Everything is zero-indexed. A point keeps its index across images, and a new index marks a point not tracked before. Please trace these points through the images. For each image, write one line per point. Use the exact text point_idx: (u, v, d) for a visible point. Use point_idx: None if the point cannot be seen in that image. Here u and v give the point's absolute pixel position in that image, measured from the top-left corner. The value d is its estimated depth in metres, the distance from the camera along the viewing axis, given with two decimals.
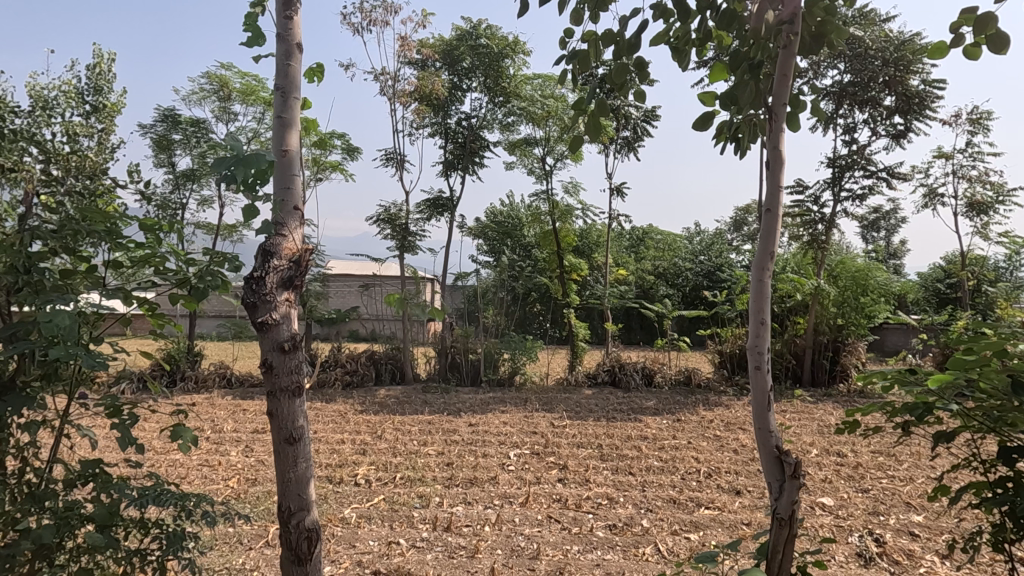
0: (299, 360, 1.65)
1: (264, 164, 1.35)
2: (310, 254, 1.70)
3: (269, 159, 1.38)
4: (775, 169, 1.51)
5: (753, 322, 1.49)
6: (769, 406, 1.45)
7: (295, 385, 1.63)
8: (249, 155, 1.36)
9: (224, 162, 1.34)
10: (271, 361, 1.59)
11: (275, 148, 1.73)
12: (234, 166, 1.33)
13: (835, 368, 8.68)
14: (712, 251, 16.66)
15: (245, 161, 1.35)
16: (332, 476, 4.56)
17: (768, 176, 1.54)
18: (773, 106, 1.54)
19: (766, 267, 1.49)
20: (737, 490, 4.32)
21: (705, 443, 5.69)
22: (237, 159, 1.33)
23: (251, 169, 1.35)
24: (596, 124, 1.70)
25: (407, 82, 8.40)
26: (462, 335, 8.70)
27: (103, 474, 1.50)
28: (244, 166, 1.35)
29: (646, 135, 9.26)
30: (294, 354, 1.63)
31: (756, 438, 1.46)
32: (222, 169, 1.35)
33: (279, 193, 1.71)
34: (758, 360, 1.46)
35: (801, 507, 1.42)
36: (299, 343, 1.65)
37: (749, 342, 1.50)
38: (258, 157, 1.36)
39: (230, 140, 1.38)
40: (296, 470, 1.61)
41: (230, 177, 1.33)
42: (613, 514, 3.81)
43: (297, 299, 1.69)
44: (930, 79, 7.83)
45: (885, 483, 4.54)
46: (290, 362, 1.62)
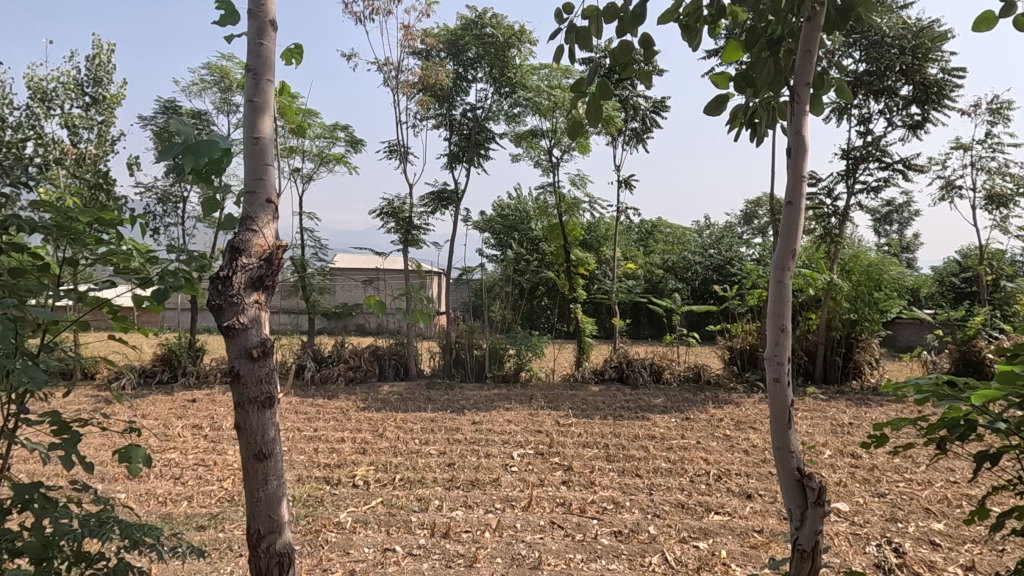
0: (271, 368, 1.51)
1: (217, 152, 1.22)
2: (282, 251, 1.55)
3: (224, 146, 1.25)
4: (796, 156, 1.35)
5: (771, 328, 1.33)
6: (789, 423, 1.29)
7: (267, 397, 1.49)
8: (201, 143, 1.22)
9: (172, 150, 1.21)
10: (238, 369, 1.45)
11: (246, 135, 1.59)
12: (183, 155, 1.19)
13: (848, 365, 8.48)
14: (721, 245, 16.45)
15: (195, 148, 1.22)
16: (330, 477, 4.43)
17: (788, 165, 1.37)
18: (794, 85, 1.37)
19: (787, 266, 1.33)
20: (748, 493, 4.17)
21: (715, 443, 5.54)
22: (186, 147, 1.19)
23: (203, 159, 1.21)
24: (595, 109, 1.56)
25: (410, 72, 8.24)
26: (467, 330, 8.55)
27: (40, 500, 1.38)
28: (195, 155, 1.21)
29: (655, 127, 9.06)
30: (265, 362, 1.49)
31: (775, 459, 1.30)
32: (170, 157, 1.21)
33: (251, 184, 1.57)
34: (778, 371, 1.30)
35: (824, 537, 1.27)
36: (270, 349, 1.51)
37: (767, 351, 1.34)
38: (210, 144, 1.22)
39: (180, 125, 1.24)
40: (267, 489, 1.48)
41: (179, 167, 1.19)
42: (619, 520, 3.66)
43: (268, 300, 1.55)
44: (949, 67, 7.60)
45: (903, 487, 4.36)
46: (260, 372, 1.48)
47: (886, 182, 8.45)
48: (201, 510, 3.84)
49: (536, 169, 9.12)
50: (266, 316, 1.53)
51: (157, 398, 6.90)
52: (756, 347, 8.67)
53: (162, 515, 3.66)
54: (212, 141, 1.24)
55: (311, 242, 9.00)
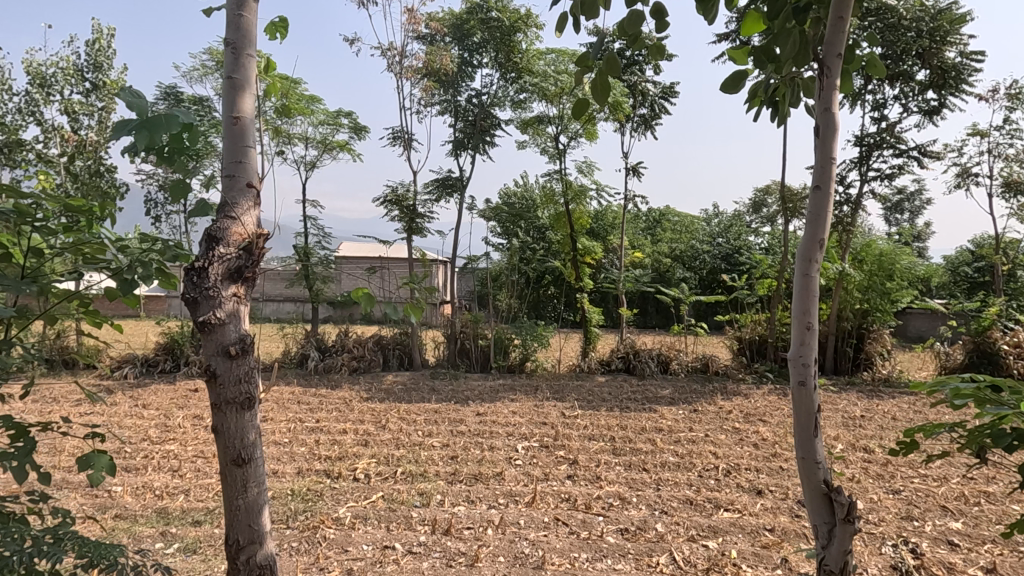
0: (253, 365, 1.41)
1: (177, 127, 1.10)
2: (263, 240, 1.43)
3: (185, 121, 1.14)
4: (825, 136, 1.21)
5: (797, 327, 1.21)
6: (814, 431, 1.17)
7: (248, 398, 1.38)
8: (158, 117, 1.11)
9: (126, 126, 1.09)
10: (215, 368, 1.35)
11: (225, 116, 1.47)
12: (138, 131, 1.08)
13: (859, 356, 8.33)
14: (730, 234, 16.27)
15: (152, 123, 1.10)
16: (330, 470, 4.34)
17: (817, 146, 1.24)
18: (822, 57, 1.23)
19: (814, 259, 1.20)
20: (758, 489, 4.06)
21: (724, 436, 5.43)
22: (141, 121, 1.08)
23: (162, 134, 1.10)
24: (601, 86, 1.43)
25: (415, 57, 8.09)
26: (472, 320, 8.45)
27: None
28: (152, 131, 1.10)
29: (664, 113, 8.88)
30: (244, 360, 1.38)
31: (800, 470, 1.18)
32: (126, 133, 1.10)
33: (229, 168, 1.46)
34: (803, 374, 1.18)
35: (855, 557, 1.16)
36: (250, 346, 1.40)
37: (791, 352, 1.22)
38: (170, 118, 1.11)
39: (136, 97, 1.13)
40: (246, 495, 1.38)
41: (134, 144, 1.08)
42: (624, 517, 3.56)
43: (248, 293, 1.44)
44: (968, 51, 7.39)
45: (918, 483, 4.24)
46: (241, 370, 1.37)
47: (900, 169, 8.26)
48: (197, 504, 3.75)
49: (543, 156, 8.97)
50: (246, 310, 1.42)
51: (159, 387, 6.85)
52: (765, 337, 8.55)
53: (158, 509, 3.58)
54: (172, 116, 1.13)
55: (314, 231, 8.91)
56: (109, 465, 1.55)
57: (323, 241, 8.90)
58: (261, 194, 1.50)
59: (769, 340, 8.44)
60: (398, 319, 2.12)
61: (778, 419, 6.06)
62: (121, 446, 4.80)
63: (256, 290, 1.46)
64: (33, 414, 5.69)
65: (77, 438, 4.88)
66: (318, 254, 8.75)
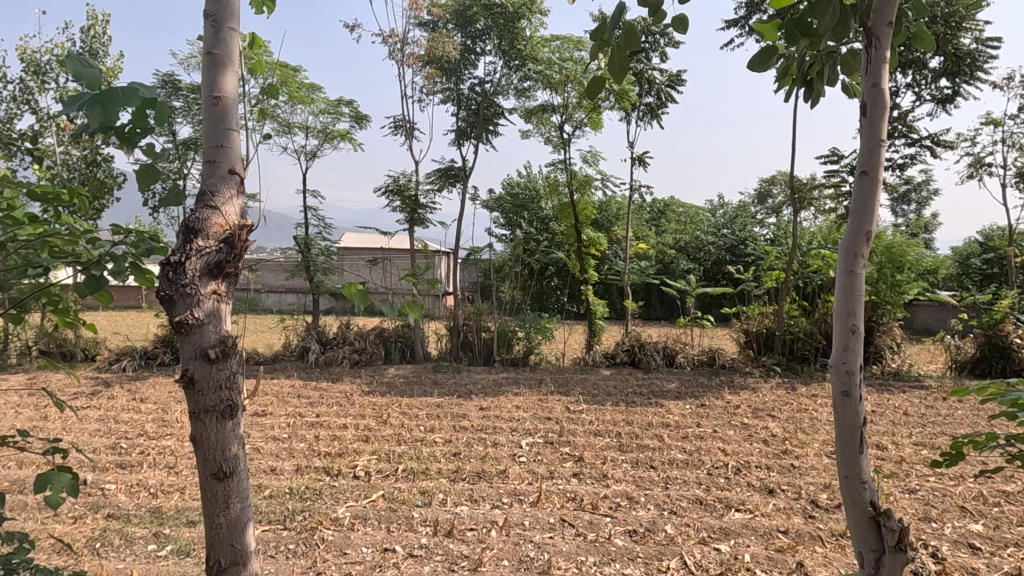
0: (235, 369, 1.29)
1: (134, 103, 1.00)
2: (247, 232, 1.31)
3: (146, 96, 1.04)
4: (874, 113, 1.08)
5: (840, 330, 1.09)
6: (861, 446, 1.06)
7: (231, 405, 1.26)
8: (113, 92, 1.00)
9: (77, 100, 0.99)
10: (193, 372, 1.23)
11: (204, 96, 1.34)
12: (90, 106, 0.98)
13: (868, 350, 8.20)
14: (735, 225, 16.07)
15: (105, 98, 1.00)
16: (330, 467, 4.24)
17: (864, 124, 1.11)
18: (870, 24, 1.09)
19: (861, 253, 1.08)
20: (770, 489, 3.96)
21: (732, 432, 5.31)
22: (93, 96, 0.98)
23: (117, 111, 1.00)
24: (620, 63, 1.33)
25: (416, 44, 7.92)
26: (475, 312, 8.31)
27: None
28: (106, 108, 1.00)
29: (671, 101, 8.71)
30: (226, 363, 1.26)
31: (844, 490, 1.08)
32: (77, 109, 1.00)
33: (209, 153, 1.34)
34: (848, 384, 1.06)
35: None
36: (232, 348, 1.28)
37: (833, 358, 1.10)
38: (127, 93, 1.00)
39: (88, 68, 1.03)
40: (228, 511, 1.26)
41: (87, 120, 0.98)
42: (633, 518, 3.44)
43: (230, 290, 1.31)
44: (984, 37, 7.20)
45: (934, 482, 4.12)
46: (223, 374, 1.26)
47: (912, 159, 8.08)
48: (193, 503, 3.64)
49: (547, 146, 8.82)
50: (228, 308, 1.30)
51: (157, 380, 6.75)
52: (773, 329, 8.43)
53: (151, 508, 3.48)
54: (130, 90, 1.03)
55: (315, 221, 8.80)
56: (70, 483, 1.51)
57: (324, 232, 8.77)
58: (246, 182, 1.38)
59: (777, 332, 8.32)
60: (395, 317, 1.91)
61: (787, 414, 5.94)
62: (117, 441, 4.71)
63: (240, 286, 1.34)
64: (29, 407, 5.60)
65: (72, 434, 4.79)
66: (319, 245, 8.62)
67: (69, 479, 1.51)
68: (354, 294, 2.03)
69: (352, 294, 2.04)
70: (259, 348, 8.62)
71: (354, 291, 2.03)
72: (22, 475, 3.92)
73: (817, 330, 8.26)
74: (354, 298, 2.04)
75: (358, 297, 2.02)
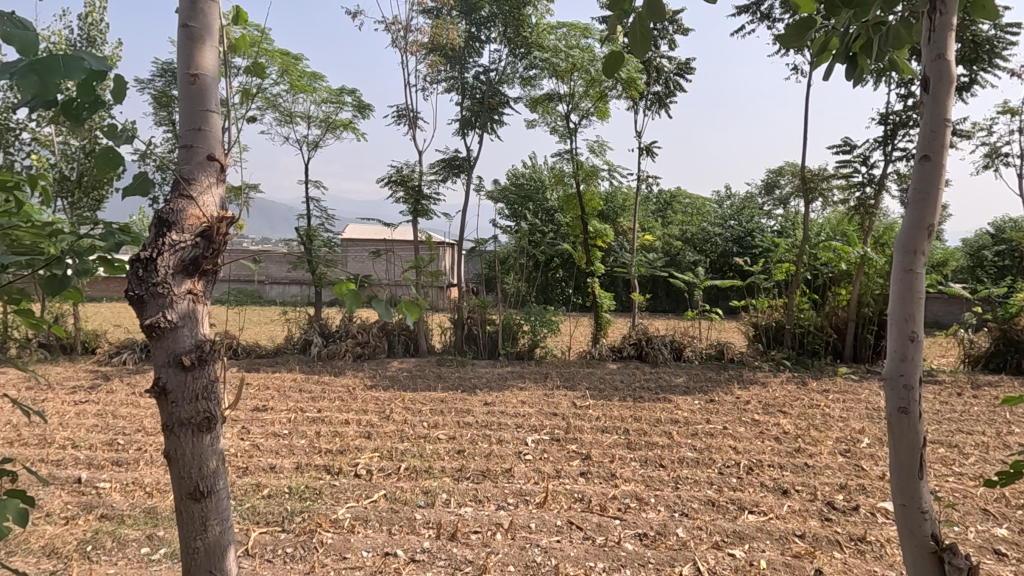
0: (215, 377, 1.18)
1: (77, 72, 0.93)
2: (227, 224, 1.18)
3: (92, 65, 0.96)
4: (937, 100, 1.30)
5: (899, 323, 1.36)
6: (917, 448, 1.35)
7: (210, 416, 1.15)
8: (53, 62, 0.93)
9: (11, 69, 0.92)
10: (166, 382, 1.11)
11: (180, 73, 1.21)
12: (26, 76, 0.90)
13: (880, 344, 8.04)
14: (741, 216, 15.86)
15: (46, 67, 0.93)
16: (331, 465, 4.13)
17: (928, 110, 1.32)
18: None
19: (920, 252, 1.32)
20: (784, 489, 3.83)
21: (743, 428, 5.19)
22: (29, 62, 0.90)
23: (57, 83, 0.92)
24: (642, 37, 1.26)
25: (420, 31, 7.75)
26: (480, 304, 8.17)
27: None
28: (44, 79, 0.92)
29: (679, 90, 8.54)
30: (207, 370, 1.15)
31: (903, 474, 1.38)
32: (11, 78, 0.93)
33: (186, 137, 1.21)
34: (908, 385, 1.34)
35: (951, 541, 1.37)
36: (210, 355, 1.16)
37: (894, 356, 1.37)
38: (70, 63, 0.93)
39: (26, 35, 0.96)
40: (208, 530, 1.16)
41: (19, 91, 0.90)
42: (643, 520, 3.32)
43: (208, 288, 1.19)
44: (1003, 23, 7.00)
45: (953, 482, 3.99)
46: (203, 383, 1.14)
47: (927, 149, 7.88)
48: None
49: (553, 136, 8.66)
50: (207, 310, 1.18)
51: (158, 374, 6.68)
52: (782, 322, 8.29)
53: (146, 509, 3.37)
54: (74, 59, 0.95)
55: (318, 213, 8.65)
56: (17, 511, 1.36)
57: (327, 223, 8.65)
58: (226, 169, 1.26)
59: (787, 326, 8.18)
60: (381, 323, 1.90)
61: (799, 410, 5.81)
62: (115, 437, 4.62)
63: (217, 285, 1.22)
64: (26, 401, 5.51)
65: (69, 430, 4.71)
66: (322, 236, 8.51)
67: (17, 506, 1.36)
68: (348, 295, 2.03)
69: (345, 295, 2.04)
70: (261, 342, 8.52)
71: (346, 293, 2.03)
72: (15, 473, 3.83)
73: (827, 324, 8.12)
74: (348, 299, 2.04)
75: (351, 298, 2.03)
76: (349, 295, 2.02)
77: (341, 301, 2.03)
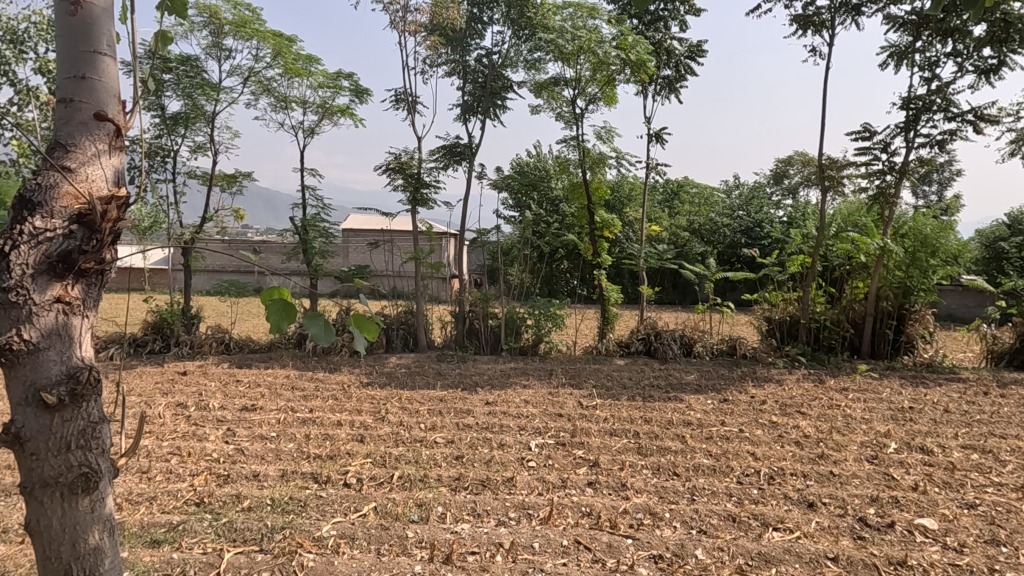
0: (103, 437, 1.49)
1: None
2: (104, 201, 1.36)
3: None
4: None
5: None
6: None
7: (96, 473, 1.46)
8: None
9: None
10: (35, 435, 1.36)
11: (59, 2, 1.35)
12: None
13: (899, 339, 7.73)
14: (751, 207, 15.46)
15: None
16: (318, 474, 3.82)
17: None
18: None
19: None
20: (810, 502, 3.52)
21: (761, 432, 4.86)
22: None
23: None
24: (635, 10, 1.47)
25: (419, 11, 7.39)
26: (482, 297, 7.84)
27: None
28: None
29: (690, 74, 8.19)
30: (95, 435, 1.45)
31: None
32: None
33: (69, 79, 1.36)
34: None
35: None
36: (81, 405, 1.40)
37: None
38: None
39: None
40: None
41: None
42: (657, 540, 3.01)
43: (78, 300, 1.38)
44: None
45: (994, 496, 3.68)
46: (91, 447, 1.45)
47: (951, 135, 7.49)
48: (159, 515, 3.26)
49: (558, 122, 8.31)
50: (98, 380, 1.45)
51: (145, 369, 6.47)
52: (797, 316, 7.95)
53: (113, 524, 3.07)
54: None
55: (313, 202, 8.34)
56: None
57: (324, 212, 8.33)
58: (115, 126, 1.44)
59: (801, 320, 7.84)
60: (359, 347, 1.51)
61: (819, 411, 5.49)
62: None
63: (93, 289, 1.41)
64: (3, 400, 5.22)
65: None
66: (320, 226, 8.19)
67: None
68: (276, 305, 1.46)
69: (273, 303, 1.46)
70: (256, 335, 8.28)
71: (279, 300, 1.46)
72: None
73: (843, 319, 7.80)
74: (273, 311, 1.46)
75: (281, 310, 1.47)
76: (293, 304, 1.47)
77: (272, 309, 1.44)
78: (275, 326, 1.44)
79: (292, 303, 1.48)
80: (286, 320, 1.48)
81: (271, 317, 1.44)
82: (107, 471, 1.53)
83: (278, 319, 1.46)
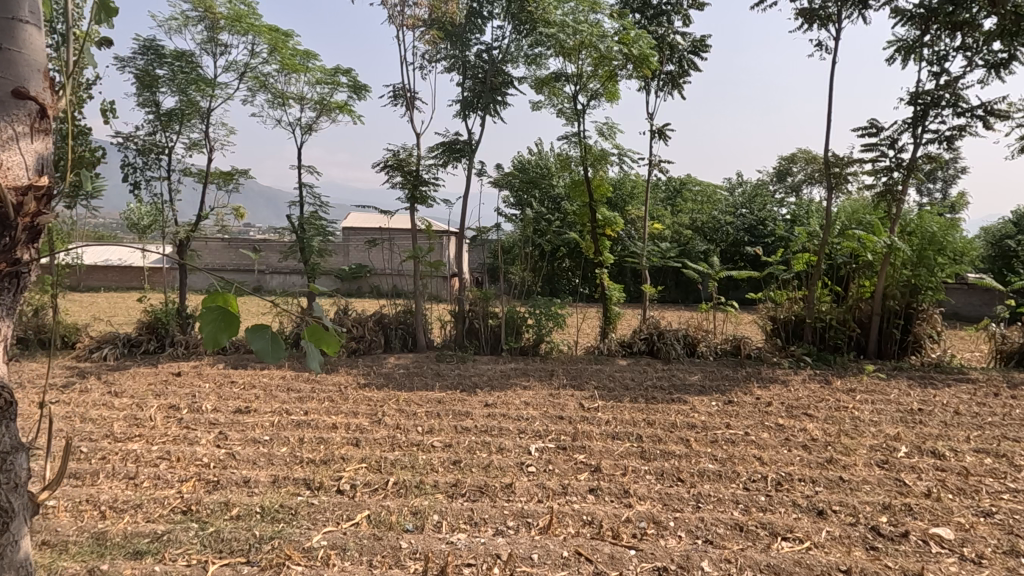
0: (18, 470, 1.71)
1: None
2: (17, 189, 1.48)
3: None
4: None
5: None
6: None
7: (6, 512, 1.68)
8: None
9: None
10: None
11: None
12: None
13: (906, 339, 7.60)
14: (754, 204, 15.33)
15: None
16: (311, 479, 3.69)
17: None
18: None
19: None
20: (820, 510, 3.38)
21: (767, 434, 4.73)
22: None
23: None
24: None
25: (418, 5, 7.26)
26: (482, 297, 7.71)
27: None
28: None
29: (693, 69, 8.05)
30: (10, 465, 1.67)
31: None
32: None
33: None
34: None
35: None
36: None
37: None
38: None
39: None
40: None
41: None
42: (662, 551, 2.89)
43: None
44: None
45: (1010, 503, 3.55)
46: (4, 481, 1.67)
47: (960, 131, 7.34)
48: (144, 524, 3.13)
49: (559, 118, 8.17)
50: (13, 405, 1.70)
51: (138, 370, 6.34)
52: (802, 316, 7.80)
53: (96, 534, 2.95)
54: None
55: (311, 199, 8.20)
56: None
57: (321, 210, 8.19)
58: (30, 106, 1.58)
59: (807, 320, 7.69)
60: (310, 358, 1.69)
61: (826, 413, 5.35)
62: (77, 444, 4.20)
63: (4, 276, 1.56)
64: None
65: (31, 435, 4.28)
66: (317, 225, 8.05)
67: None
68: (214, 316, 1.44)
69: (213, 312, 1.43)
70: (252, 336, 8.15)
71: (219, 311, 1.44)
72: None
73: (849, 318, 7.66)
74: (213, 322, 1.44)
75: (219, 321, 1.45)
76: (233, 316, 1.46)
77: (212, 322, 1.42)
78: (213, 337, 1.43)
79: (233, 314, 1.48)
80: (223, 333, 1.46)
81: (211, 330, 1.43)
82: (22, 510, 1.74)
83: (217, 332, 1.44)
